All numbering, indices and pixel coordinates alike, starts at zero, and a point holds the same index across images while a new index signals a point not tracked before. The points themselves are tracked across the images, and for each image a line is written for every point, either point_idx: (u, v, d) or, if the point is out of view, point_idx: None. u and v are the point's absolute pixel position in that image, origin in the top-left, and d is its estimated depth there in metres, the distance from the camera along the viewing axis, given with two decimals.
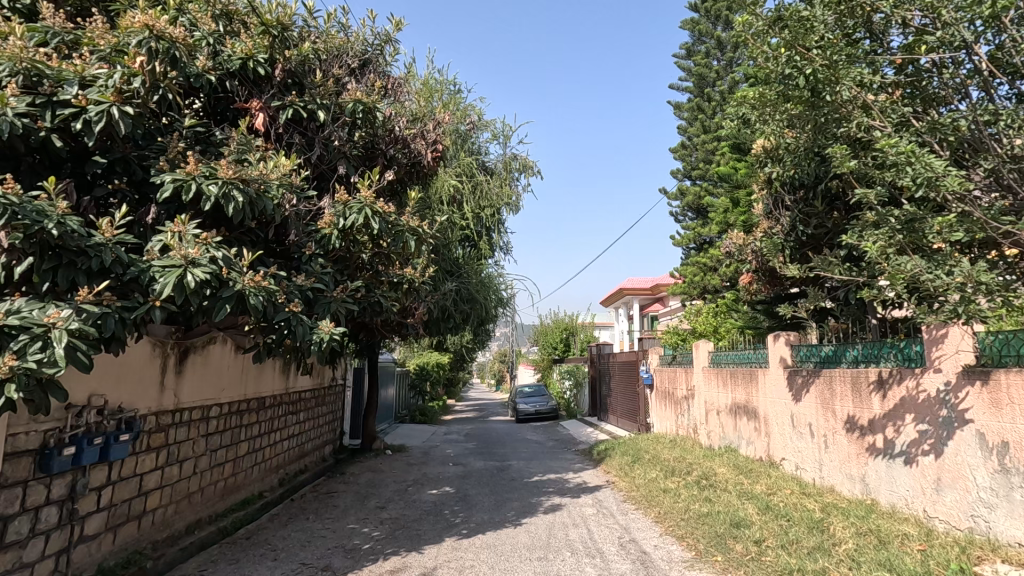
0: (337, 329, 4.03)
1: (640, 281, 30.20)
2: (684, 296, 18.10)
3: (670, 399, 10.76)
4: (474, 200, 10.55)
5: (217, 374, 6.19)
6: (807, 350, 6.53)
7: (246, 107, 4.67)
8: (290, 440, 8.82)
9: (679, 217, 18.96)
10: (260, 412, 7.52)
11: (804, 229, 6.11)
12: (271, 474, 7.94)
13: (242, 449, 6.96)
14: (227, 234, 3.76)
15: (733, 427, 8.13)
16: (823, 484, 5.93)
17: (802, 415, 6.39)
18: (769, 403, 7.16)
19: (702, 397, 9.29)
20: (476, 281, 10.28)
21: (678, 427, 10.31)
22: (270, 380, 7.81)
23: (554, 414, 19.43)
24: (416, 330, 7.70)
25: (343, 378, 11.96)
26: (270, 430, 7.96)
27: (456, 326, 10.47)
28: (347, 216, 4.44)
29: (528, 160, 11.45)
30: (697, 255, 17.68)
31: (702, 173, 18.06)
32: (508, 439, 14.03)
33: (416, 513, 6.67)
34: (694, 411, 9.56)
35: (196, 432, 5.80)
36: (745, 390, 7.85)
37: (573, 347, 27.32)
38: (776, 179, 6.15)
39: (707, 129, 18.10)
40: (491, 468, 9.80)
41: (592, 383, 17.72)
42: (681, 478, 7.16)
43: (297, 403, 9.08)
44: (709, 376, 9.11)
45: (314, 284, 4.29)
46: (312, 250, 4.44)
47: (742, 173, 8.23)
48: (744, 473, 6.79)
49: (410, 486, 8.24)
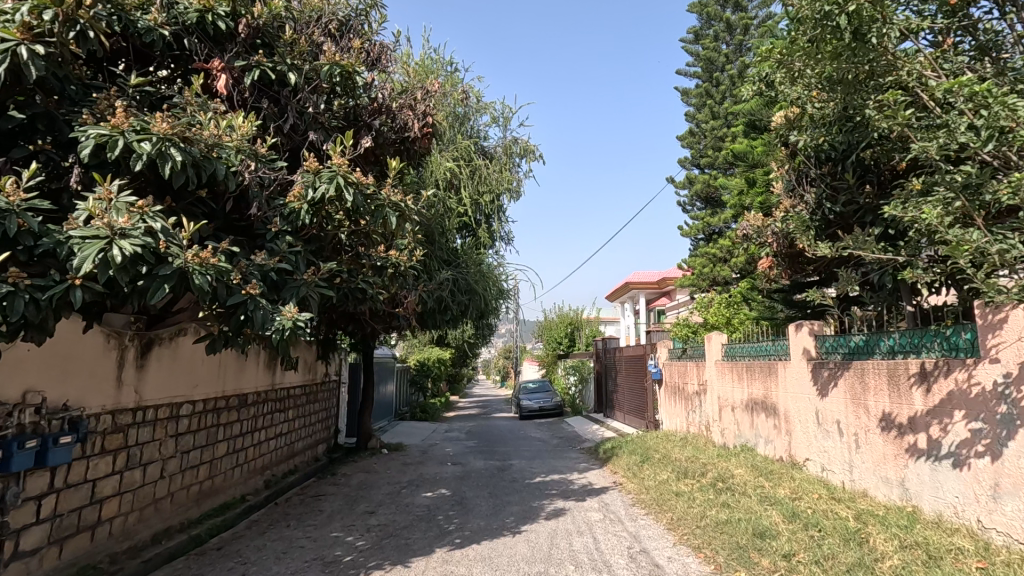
0: (302, 314, 3.50)
1: (647, 274, 29.58)
2: (692, 288, 17.49)
3: (680, 395, 10.20)
4: (472, 185, 10.02)
5: (189, 368, 5.68)
6: (834, 340, 5.94)
7: (205, 67, 4.13)
8: (278, 439, 8.33)
9: (687, 208, 18.36)
10: (241, 410, 7.02)
11: (831, 206, 5.53)
12: (255, 476, 7.44)
13: (220, 449, 6.46)
14: (171, 204, 3.24)
15: (749, 425, 7.56)
16: (855, 488, 5.36)
17: (829, 412, 5.81)
18: (790, 399, 6.58)
19: (715, 393, 8.73)
20: (475, 271, 9.74)
21: (689, 425, 9.76)
22: (253, 375, 7.31)
23: (559, 411, 18.90)
24: (408, 322, 7.16)
25: (337, 375, 11.43)
26: (253, 429, 7.45)
27: (454, 318, 9.95)
28: (317, 187, 3.91)
29: (529, 145, 10.89)
30: (706, 246, 17.11)
31: (711, 161, 17.46)
32: (510, 436, 13.53)
33: (407, 519, 6.15)
34: (706, 408, 9.00)
35: (163, 432, 5.30)
36: (762, 384, 7.28)
37: (578, 342, 26.78)
38: (800, 151, 5.59)
39: (716, 116, 17.45)
40: (491, 468, 9.27)
41: (598, 378, 17.18)
42: (696, 481, 6.58)
43: (285, 400, 8.58)
44: (722, 370, 8.55)
45: (278, 265, 3.77)
46: (278, 227, 3.92)
47: (758, 152, 7.65)
48: (764, 475, 6.22)
49: (403, 489, 7.72)
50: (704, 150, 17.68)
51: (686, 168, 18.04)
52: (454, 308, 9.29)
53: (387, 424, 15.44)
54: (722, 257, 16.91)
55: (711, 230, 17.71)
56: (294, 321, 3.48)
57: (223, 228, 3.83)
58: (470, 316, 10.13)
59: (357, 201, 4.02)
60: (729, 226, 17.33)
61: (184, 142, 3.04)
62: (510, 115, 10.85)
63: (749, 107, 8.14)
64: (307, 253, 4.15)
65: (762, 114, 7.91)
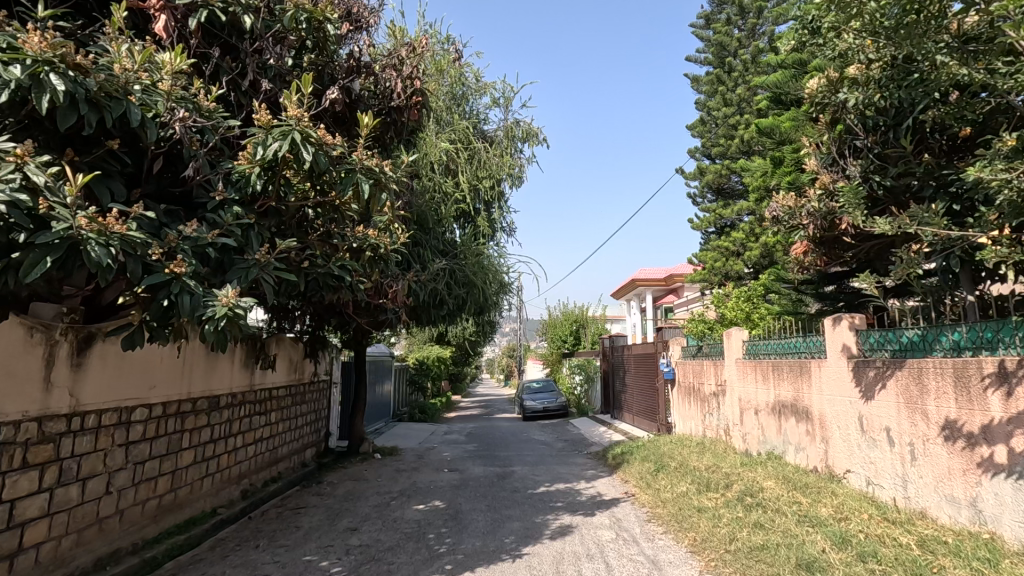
0: (244, 299, 2.78)
1: (654, 271, 28.80)
2: (703, 283, 16.75)
3: (695, 396, 9.45)
4: (471, 169, 9.28)
5: (143, 367, 4.99)
6: (880, 335, 5.18)
7: (140, 6, 3.41)
8: (258, 444, 7.62)
9: (697, 200, 17.59)
10: (212, 413, 6.31)
11: (880, 179, 4.78)
12: (230, 486, 6.73)
13: (185, 458, 5.75)
14: (69, 158, 2.55)
15: (776, 430, 6.80)
16: (910, 506, 4.61)
17: (876, 417, 5.06)
18: (825, 401, 5.83)
19: (735, 394, 7.99)
20: (474, 262, 9.01)
21: (706, 429, 9.01)
22: (227, 374, 6.62)
23: (563, 412, 18.17)
24: (397, 316, 6.44)
25: (329, 375, 10.73)
26: (228, 434, 6.74)
27: (451, 313, 9.22)
28: (268, 143, 3.19)
29: (532, 128, 10.15)
30: (718, 240, 16.36)
31: (722, 150, 16.69)
32: (513, 439, 12.81)
33: (392, 538, 5.42)
34: (726, 410, 8.25)
35: (110, 440, 4.60)
36: (791, 385, 6.52)
37: (583, 340, 26.03)
38: (849, 112, 4.83)
39: (728, 104, 16.65)
40: (491, 476, 8.54)
41: (605, 378, 16.43)
42: (720, 494, 5.81)
43: (266, 402, 7.87)
44: (743, 369, 7.79)
45: (220, 240, 3.06)
46: (223, 194, 3.21)
47: (785, 128, 6.89)
48: (799, 489, 5.47)
49: (392, 500, 7.00)
50: (715, 140, 16.88)
51: (697, 158, 17.26)
52: (449, 301, 8.56)
53: (384, 426, 14.72)
54: (735, 251, 16.14)
55: (723, 223, 16.92)
56: (230, 307, 2.72)
57: (152, 195, 3.12)
58: (468, 312, 9.38)
59: (319, 162, 3.31)
60: (741, 218, 16.57)
61: (74, 71, 2.39)
62: (512, 97, 10.12)
63: (775, 80, 7.38)
64: (261, 226, 3.46)
65: (789, 87, 7.16)
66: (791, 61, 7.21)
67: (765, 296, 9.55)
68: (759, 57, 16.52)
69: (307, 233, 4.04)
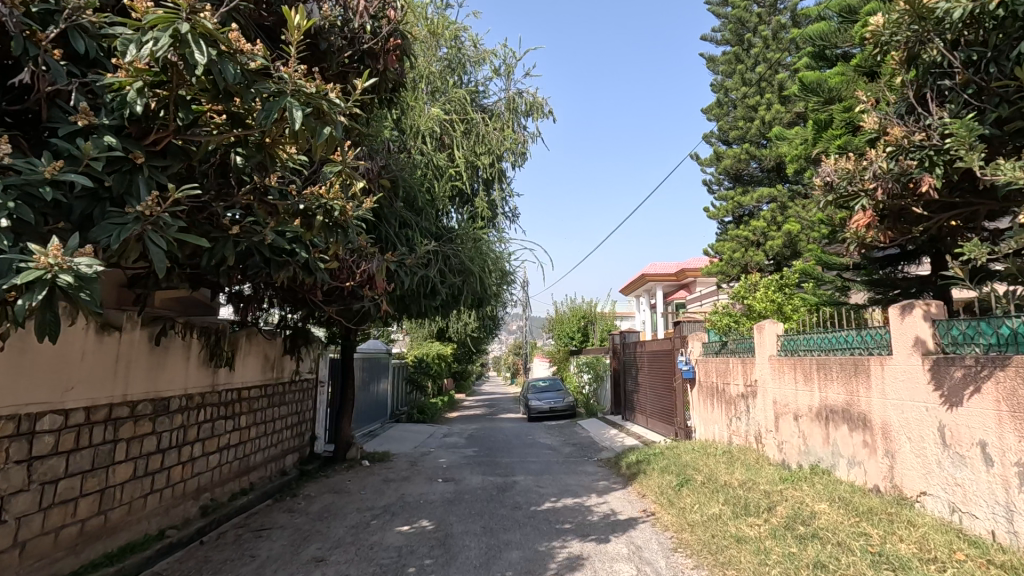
0: (81, 262, 1.90)
1: (664, 266, 27.68)
2: (720, 276, 15.69)
3: (720, 397, 8.45)
4: (467, 144, 8.33)
5: (55, 365, 4.07)
6: (967, 327, 4.16)
7: None
8: (224, 452, 6.70)
9: (714, 187, 16.48)
10: (160, 419, 5.40)
11: (982, 126, 3.79)
12: (185, 502, 5.81)
13: (119, 473, 4.81)
14: None
15: (823, 439, 5.77)
16: (1018, 546, 3.58)
17: (963, 429, 4.04)
18: (890, 407, 4.81)
19: (769, 395, 6.96)
20: (471, 247, 8.03)
21: (732, 435, 8.00)
22: (181, 373, 5.71)
23: (570, 412, 17.21)
24: (375, 305, 5.48)
25: (314, 373, 9.80)
26: (182, 442, 5.80)
27: (445, 305, 8.26)
28: (144, 44, 2.21)
29: (536, 99, 9.13)
30: (736, 229, 15.32)
31: (741, 133, 15.57)
32: (516, 443, 11.85)
33: (364, 573, 4.46)
34: (757, 414, 7.24)
35: (2, 456, 3.66)
36: (842, 387, 5.49)
37: (592, 337, 25.09)
38: (936, 41, 4.02)
39: (748, 83, 15.50)
40: (490, 488, 7.55)
41: (615, 377, 15.42)
42: (763, 520, 4.78)
43: (233, 404, 6.94)
44: (778, 367, 6.77)
45: (69, 178, 2.12)
46: (87, 119, 2.29)
47: (834, 83, 5.84)
48: (862, 516, 4.44)
49: (373, 519, 6.04)
50: (733, 123, 15.77)
51: (714, 143, 16.15)
52: (442, 289, 7.57)
53: (379, 427, 13.80)
54: (754, 240, 15.10)
55: (741, 211, 15.82)
56: (70, 270, 1.87)
57: None
58: (465, 303, 8.36)
59: (226, 72, 2.31)
60: (761, 206, 15.48)
61: None
62: (515, 66, 9.10)
63: (818, 31, 6.31)
64: (151, 168, 2.52)
65: (836, 39, 6.12)
66: (837, 8, 6.15)
67: (798, 287, 8.49)
68: (781, 34, 15.39)
69: (232, 187, 3.08)
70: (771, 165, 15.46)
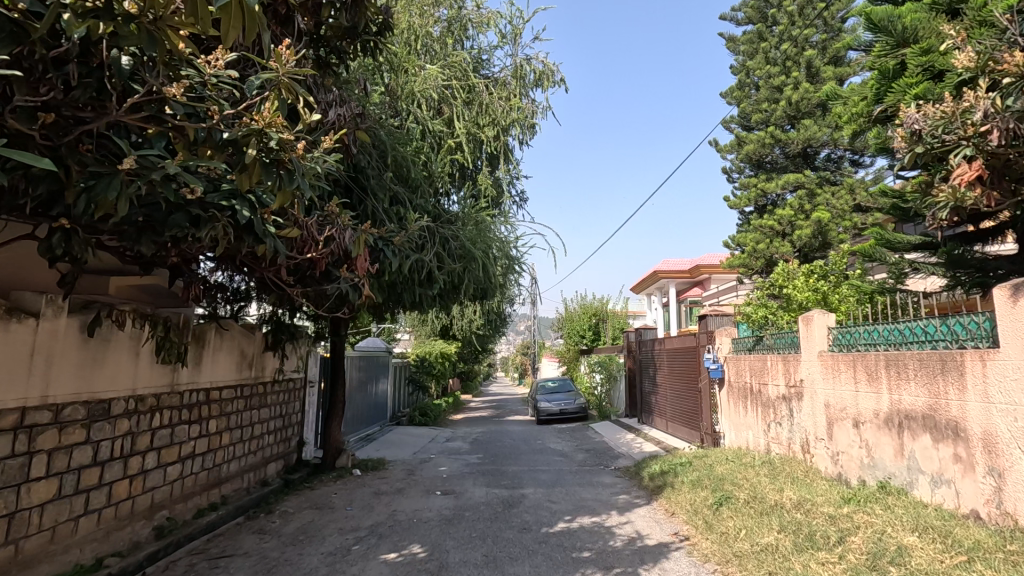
0: None
1: (676, 263, 26.62)
2: (742, 269, 14.63)
3: (755, 400, 7.45)
4: (468, 114, 7.40)
5: None
6: None
7: None
8: (187, 462, 5.81)
9: (734, 175, 15.45)
10: (98, 426, 4.51)
11: None
12: (133, 522, 4.92)
13: (35, 494, 3.90)
14: None
15: (897, 452, 4.76)
16: None
17: None
18: (994, 413, 3.82)
19: (819, 398, 5.97)
20: (473, 229, 7.10)
21: (771, 443, 7.00)
22: (128, 370, 4.82)
23: (582, 415, 16.23)
24: (355, 288, 4.58)
25: (301, 372, 8.90)
26: (128, 452, 4.89)
27: (444, 295, 7.33)
28: None
29: (546, 67, 8.17)
30: (759, 219, 14.28)
31: (765, 116, 14.51)
32: (524, 449, 10.88)
33: None
34: (803, 420, 6.25)
35: None
36: (922, 388, 4.50)
37: (603, 335, 24.10)
38: None
39: (772, 63, 14.43)
40: (495, 503, 6.57)
41: (630, 377, 14.44)
42: (835, 555, 3.79)
43: (198, 407, 6.02)
44: (831, 365, 5.78)
45: None
46: None
47: (909, 20, 4.79)
48: (971, 554, 3.43)
49: (356, 544, 5.10)
50: (756, 105, 14.69)
51: (735, 127, 15.11)
52: (441, 277, 6.62)
53: (377, 431, 12.87)
54: (780, 231, 14.10)
55: (764, 200, 14.76)
56: None
57: None
58: (466, 293, 7.41)
59: None
60: (785, 194, 14.43)
61: None
62: (522, 30, 8.15)
63: None
64: None
65: None
66: None
67: (845, 275, 7.47)
68: (808, 10, 14.35)
69: (111, 99, 2.15)
70: (796, 150, 14.40)
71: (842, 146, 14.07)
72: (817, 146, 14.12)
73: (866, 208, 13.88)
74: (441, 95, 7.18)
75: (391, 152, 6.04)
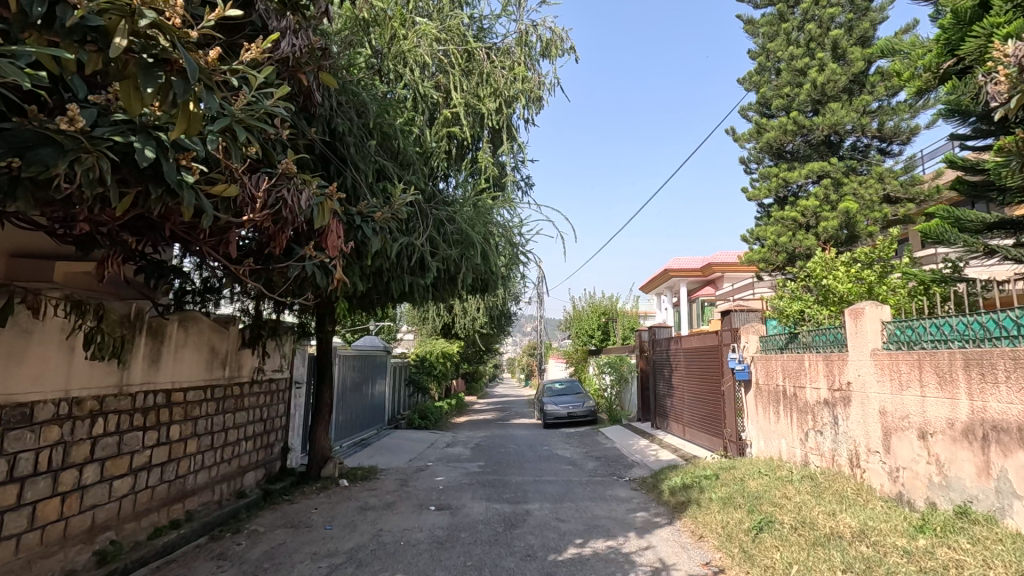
0: None
1: (688, 261, 25.74)
2: (762, 265, 13.78)
3: (790, 405, 6.59)
4: (466, 84, 6.61)
5: None
6: None
7: None
8: (141, 475, 5.04)
9: (752, 165, 14.60)
10: (16, 435, 3.75)
11: None
12: (66, 549, 4.15)
13: None
14: None
15: (982, 471, 3.90)
16: None
17: None
18: None
19: (872, 404, 5.12)
20: (471, 211, 6.31)
21: (809, 455, 6.16)
22: (58, 368, 4.06)
23: (591, 418, 15.39)
24: (324, 267, 3.83)
25: (286, 372, 8.15)
26: (59, 465, 4.13)
27: (438, 286, 6.55)
28: None
29: (554, 34, 7.35)
30: (781, 211, 13.40)
31: (787, 101, 13.66)
32: (530, 456, 10.06)
33: None
34: (851, 429, 5.41)
35: None
36: (1016, 393, 3.65)
37: (612, 335, 23.27)
38: None
39: (794, 44, 13.58)
40: (495, 522, 5.77)
41: (642, 379, 13.58)
42: None
43: (155, 410, 5.25)
44: (887, 366, 4.93)
45: None
46: None
47: None
48: None
49: None
50: (777, 90, 13.83)
51: (754, 114, 14.23)
52: (435, 264, 5.84)
53: (373, 435, 12.11)
54: (803, 223, 13.21)
55: (786, 191, 13.85)
56: None
57: None
58: (464, 284, 6.63)
59: None
60: (808, 184, 13.55)
61: None
62: None
63: None
64: None
65: None
66: None
67: (891, 264, 6.61)
68: None
69: None
70: (819, 139, 13.53)
71: (870, 133, 13.15)
72: (842, 133, 13.24)
73: (895, 199, 12.96)
74: (437, 62, 6.40)
75: (377, 120, 5.27)
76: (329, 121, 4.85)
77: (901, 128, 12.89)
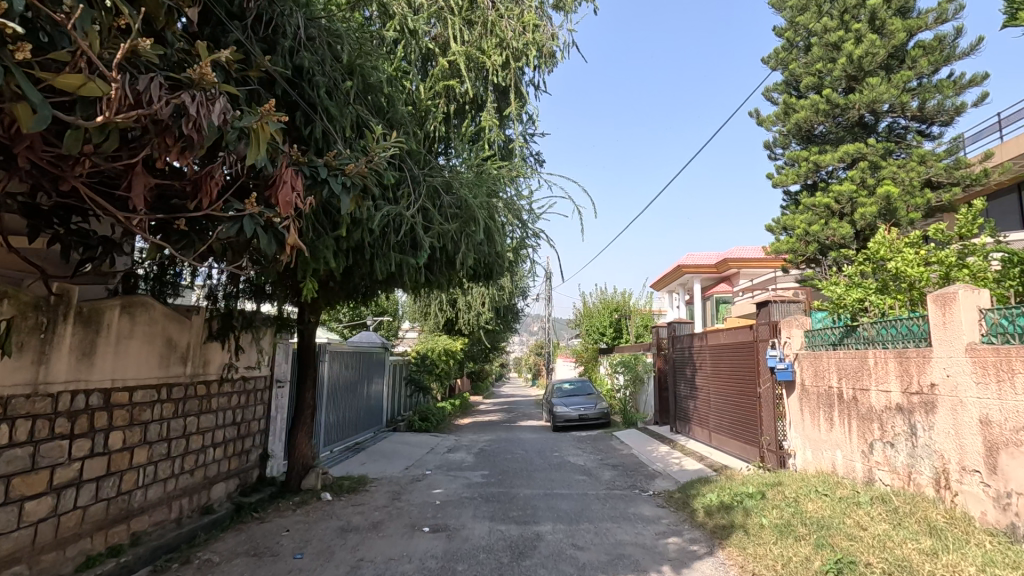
0: None
1: (704, 256, 24.62)
2: (790, 256, 12.74)
3: (849, 410, 5.58)
4: (466, 32, 5.64)
5: None
6: None
7: None
8: (67, 493, 4.11)
9: (778, 150, 13.56)
10: None
11: None
12: None
13: None
14: None
15: None
16: None
17: None
18: None
19: (969, 411, 4.10)
20: (471, 179, 5.34)
21: (877, 471, 5.13)
22: None
23: (604, 421, 14.38)
24: (271, 228, 2.92)
25: (264, 369, 7.21)
26: None
27: (434, 268, 5.58)
28: None
29: None
30: (811, 197, 12.35)
31: (817, 78, 12.61)
32: (539, 463, 9.09)
33: None
34: (939, 442, 4.39)
35: None
36: None
37: (625, 332, 22.24)
38: None
39: (826, 17, 12.51)
40: (500, 549, 4.80)
41: (660, 378, 12.56)
42: None
43: (84, 415, 4.29)
44: (990, 364, 3.93)
45: None
46: None
47: None
48: None
49: None
50: (807, 67, 12.79)
51: (781, 94, 13.19)
52: (428, 240, 4.86)
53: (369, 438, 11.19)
54: (836, 210, 12.13)
55: (816, 176, 12.81)
56: None
57: None
58: (463, 266, 5.65)
59: None
60: (840, 168, 12.49)
61: None
62: None
63: None
64: None
65: None
66: None
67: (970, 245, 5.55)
68: None
69: None
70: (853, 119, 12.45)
71: (910, 113, 12.02)
72: (879, 112, 12.14)
73: (937, 183, 11.81)
74: (433, 4, 5.44)
75: (356, 61, 4.33)
76: (294, 56, 3.92)
77: (944, 106, 11.70)
